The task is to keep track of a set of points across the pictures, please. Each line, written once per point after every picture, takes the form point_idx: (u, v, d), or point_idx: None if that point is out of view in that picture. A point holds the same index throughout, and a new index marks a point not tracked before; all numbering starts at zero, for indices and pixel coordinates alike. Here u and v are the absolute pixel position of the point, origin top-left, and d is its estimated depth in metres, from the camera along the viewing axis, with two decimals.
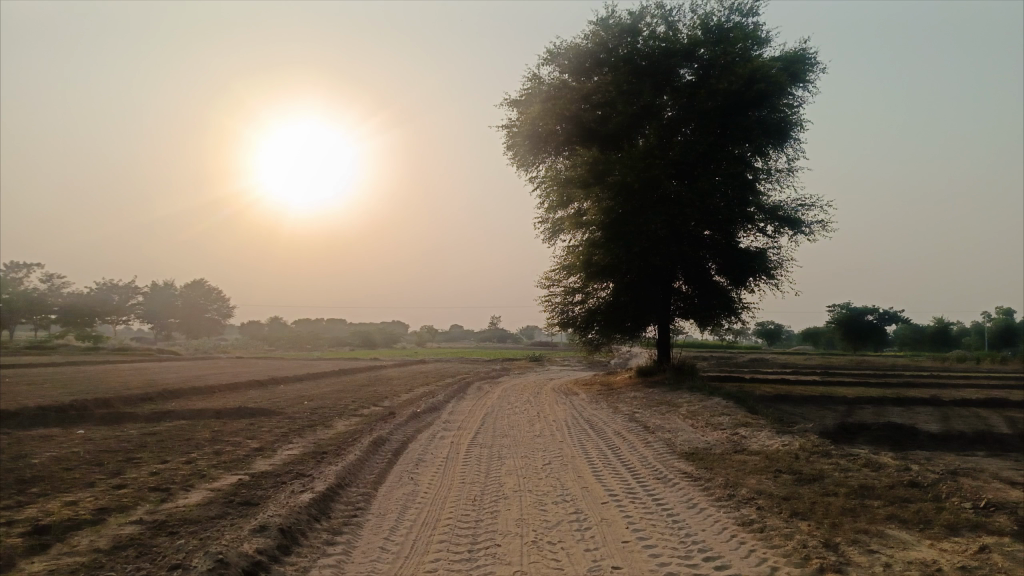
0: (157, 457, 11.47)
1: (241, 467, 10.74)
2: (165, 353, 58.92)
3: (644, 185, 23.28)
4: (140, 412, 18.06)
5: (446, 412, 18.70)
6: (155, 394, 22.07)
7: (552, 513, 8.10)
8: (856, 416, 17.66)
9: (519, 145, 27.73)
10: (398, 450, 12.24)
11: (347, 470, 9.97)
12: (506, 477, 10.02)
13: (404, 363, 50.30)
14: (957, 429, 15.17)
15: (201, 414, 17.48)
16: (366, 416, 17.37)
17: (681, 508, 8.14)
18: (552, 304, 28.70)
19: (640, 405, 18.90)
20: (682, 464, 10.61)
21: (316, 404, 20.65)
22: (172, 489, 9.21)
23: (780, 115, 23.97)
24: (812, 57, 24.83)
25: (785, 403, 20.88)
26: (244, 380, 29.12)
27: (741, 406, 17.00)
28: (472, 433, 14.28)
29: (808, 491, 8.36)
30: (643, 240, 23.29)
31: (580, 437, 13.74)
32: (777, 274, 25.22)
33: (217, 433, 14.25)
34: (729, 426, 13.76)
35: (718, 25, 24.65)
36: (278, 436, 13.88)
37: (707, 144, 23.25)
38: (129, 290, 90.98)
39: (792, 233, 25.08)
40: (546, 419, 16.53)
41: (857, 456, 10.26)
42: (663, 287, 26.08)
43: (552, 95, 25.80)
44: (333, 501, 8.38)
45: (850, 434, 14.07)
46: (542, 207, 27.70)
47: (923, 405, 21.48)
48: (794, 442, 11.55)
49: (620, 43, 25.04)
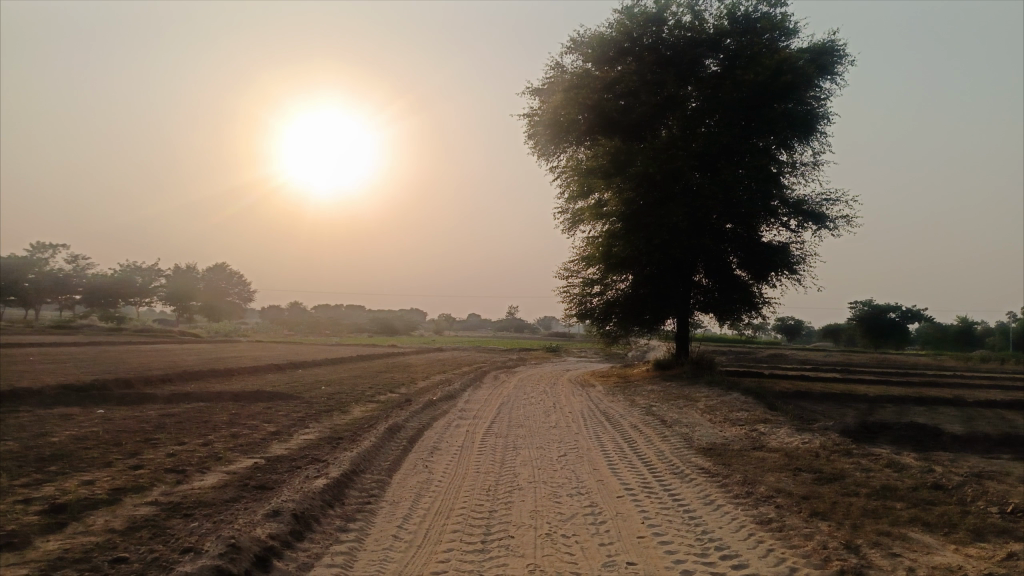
0: (174, 439, 11.55)
1: (257, 450, 10.77)
2: (186, 335, 59.63)
3: (666, 177, 23.02)
4: (159, 393, 18.23)
5: (462, 401, 18.71)
6: (175, 375, 22.31)
7: (567, 505, 8.02)
8: (877, 415, 17.40)
9: (541, 134, 27.57)
10: (414, 437, 12.22)
11: (362, 456, 9.96)
12: (522, 467, 9.96)
13: (422, 350, 50.44)
14: (982, 431, 14.89)
15: (219, 397, 17.62)
16: (383, 402, 17.40)
17: (698, 505, 8.03)
18: (571, 295, 28.56)
19: (657, 398, 18.76)
20: (699, 460, 10.48)
21: (333, 389, 20.73)
22: (189, 471, 9.25)
23: (806, 107, 23.56)
24: (840, 49, 24.34)
25: (805, 400, 20.64)
26: (262, 364, 29.33)
27: (760, 402, 16.82)
28: (487, 422, 14.24)
29: (830, 491, 8.21)
30: (664, 233, 23.07)
31: (596, 429, 13.65)
32: (799, 270, 24.90)
33: (235, 415, 14.34)
34: (747, 421, 13.60)
35: (745, 15, 24.22)
36: (295, 420, 13.93)
37: (731, 136, 22.91)
38: (152, 271, 92.06)
39: (816, 228, 24.73)
40: (562, 410, 16.47)
41: (879, 456, 10.07)
42: (683, 281, 25.84)
43: (574, 84, 25.54)
44: (348, 487, 8.36)
45: (871, 433, 13.86)
46: (562, 197, 27.54)
47: (946, 405, 21.15)
48: (814, 440, 11.38)
49: (645, 32, 24.68)
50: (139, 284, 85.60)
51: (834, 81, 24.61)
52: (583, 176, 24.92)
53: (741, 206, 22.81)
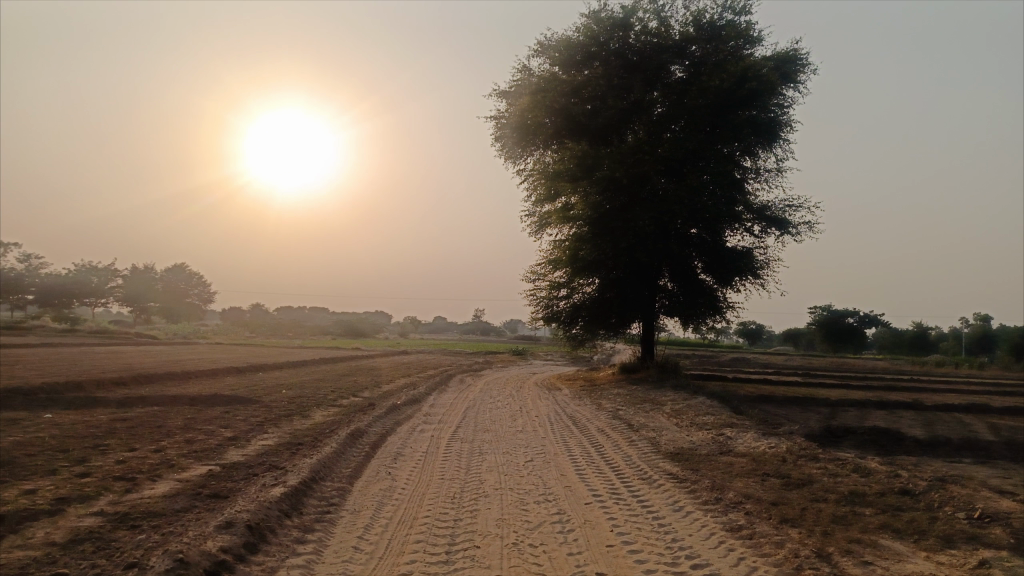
0: (125, 445, 11.07)
1: (212, 457, 10.35)
2: (143, 336, 58.22)
3: (633, 181, 23.01)
4: (113, 397, 17.57)
5: (427, 405, 18.40)
6: (129, 378, 21.60)
7: (534, 513, 7.81)
8: (840, 419, 17.57)
9: (508, 137, 27.40)
10: (377, 443, 11.90)
11: (322, 463, 9.62)
12: (487, 474, 9.73)
13: (385, 354, 49.90)
14: (943, 435, 15.09)
15: (175, 400, 17.06)
16: (346, 407, 17.01)
17: (667, 511, 7.88)
18: (537, 298, 28.41)
19: (624, 402, 18.69)
20: (667, 465, 10.36)
21: (295, 393, 20.27)
22: (139, 479, 8.83)
23: (770, 114, 23.76)
24: (803, 57, 24.60)
25: (769, 403, 20.78)
26: (222, 367, 28.65)
27: (725, 405, 16.85)
28: (453, 427, 13.99)
29: (798, 497, 8.14)
30: (630, 236, 23.06)
31: (563, 433, 13.48)
32: (763, 274, 25.09)
33: (191, 420, 13.86)
34: (714, 426, 13.56)
35: (711, 23, 24.32)
36: (253, 425, 13.50)
37: (697, 142, 22.98)
38: (108, 272, 89.68)
39: (779, 234, 24.94)
40: (528, 415, 16.28)
41: (846, 461, 10.07)
42: (649, 285, 25.87)
43: (541, 87, 25.40)
44: (306, 496, 8.03)
45: (836, 437, 13.94)
46: (529, 200, 27.39)
47: (906, 409, 21.48)
48: (781, 444, 11.36)
49: (612, 37, 24.68)
50: (94, 285, 83.23)
51: (797, 89, 24.85)
52: (550, 180, 24.81)
53: (707, 211, 22.91)
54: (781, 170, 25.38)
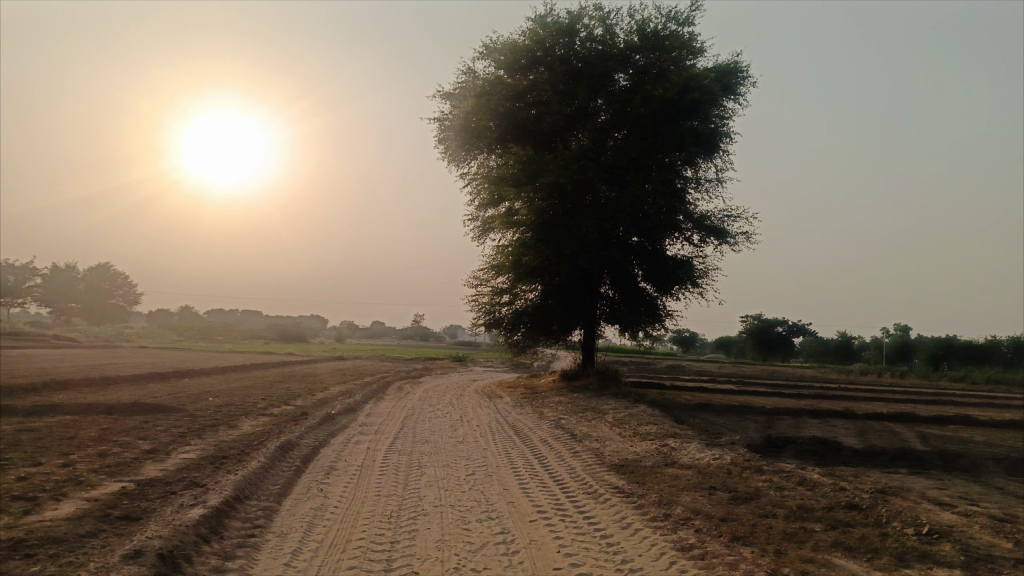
0: (29, 459, 10.11)
1: (126, 473, 9.54)
2: (60, 338, 55.19)
3: (577, 187, 22.84)
4: (20, 404, 16.27)
5: (363, 414, 17.72)
6: (41, 384, 20.17)
7: (477, 533, 7.38)
8: (778, 428, 17.71)
9: (452, 140, 26.95)
10: (308, 457, 11.24)
11: (247, 479, 8.94)
12: (426, 489, 9.24)
13: (322, 359, 48.80)
14: (878, 444, 15.31)
15: (91, 409, 15.91)
16: (277, 416, 16.18)
17: (615, 529, 7.56)
18: (479, 303, 27.97)
19: (566, 411, 18.40)
20: (612, 478, 10.06)
21: (222, 401, 19.24)
22: (41, 498, 7.99)
23: (711, 125, 24.00)
24: (744, 70, 24.97)
25: (708, 412, 20.86)
26: (145, 372, 27.22)
27: (667, 414, 16.74)
28: (390, 438, 13.42)
29: (747, 513, 7.94)
30: (574, 243, 22.86)
31: (505, 444, 13.08)
32: (702, 283, 25.27)
33: (106, 431, 12.88)
34: (657, 436, 13.37)
35: (655, 32, 24.41)
36: (175, 437, 12.62)
37: (640, 150, 22.98)
38: (27, 270, 85.07)
39: (718, 243, 25.17)
40: (469, 424, 15.81)
41: (790, 474, 9.99)
42: (590, 292, 25.76)
43: (485, 91, 25.03)
44: (229, 517, 7.40)
45: (777, 447, 13.96)
46: (472, 204, 26.99)
47: (839, 418, 21.89)
48: (725, 455, 11.22)
49: (557, 43, 24.56)
50: (11, 284, 78.75)
51: (738, 101, 25.15)
52: (494, 184, 24.42)
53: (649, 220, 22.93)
54: (721, 181, 25.65)
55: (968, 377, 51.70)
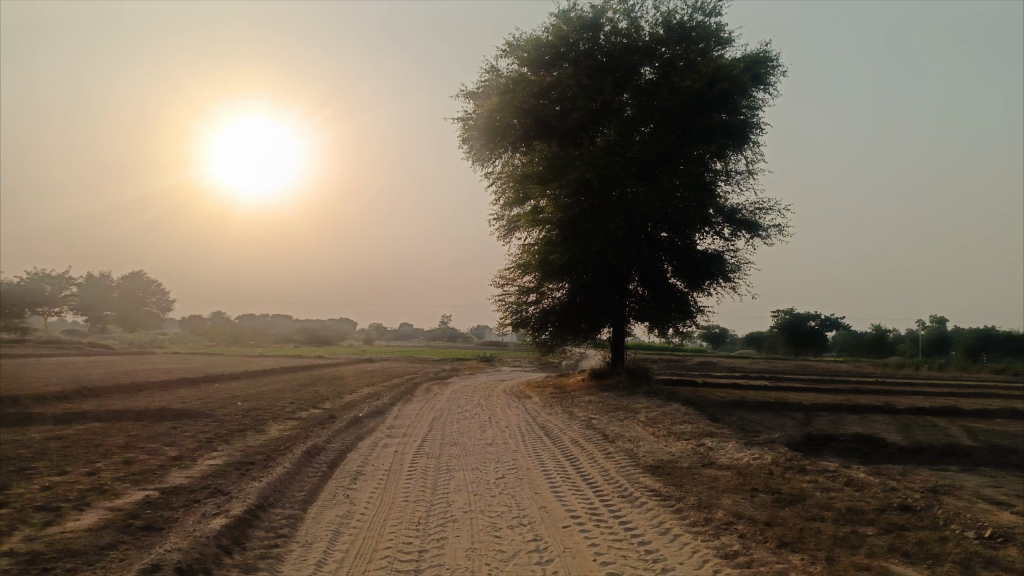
0: (54, 468, 10.01)
1: (152, 480, 9.39)
2: (95, 346, 55.98)
3: (603, 183, 22.44)
4: (52, 412, 16.33)
5: (392, 416, 17.52)
6: (72, 392, 20.30)
7: (508, 541, 7.06)
8: (816, 425, 17.12)
9: (476, 139, 26.69)
10: (335, 462, 11.01)
11: (272, 487, 8.73)
12: (454, 494, 8.95)
13: (349, 362, 48.85)
14: (924, 441, 14.69)
15: (120, 416, 15.87)
16: (305, 420, 16.02)
17: (653, 535, 7.19)
18: (506, 303, 27.67)
19: (597, 411, 18.01)
20: (648, 480, 9.67)
21: (251, 405, 19.16)
22: (64, 508, 7.85)
23: (741, 117, 23.42)
24: (773, 59, 24.35)
25: (743, 410, 20.32)
26: (174, 378, 27.34)
27: (701, 413, 16.27)
28: (419, 441, 13.18)
29: (792, 516, 7.52)
30: (601, 239, 22.47)
31: (535, 446, 12.73)
32: (733, 278, 24.68)
33: (134, 438, 12.79)
34: (692, 435, 12.92)
35: (681, 24, 23.91)
36: (202, 443, 12.48)
37: (668, 143, 22.49)
38: (62, 280, 86.70)
39: (749, 237, 24.58)
40: (498, 425, 15.51)
41: (836, 474, 9.52)
42: (619, 290, 25.33)
43: (509, 88, 24.74)
44: (252, 526, 7.18)
45: (818, 445, 13.45)
46: (497, 204, 26.71)
47: (879, 414, 21.21)
48: (765, 455, 10.78)
49: (580, 37, 24.15)
50: (48, 294, 79.89)
51: (768, 91, 24.57)
52: (519, 182, 24.08)
53: (678, 214, 22.45)
54: (752, 173, 25.06)
55: (1010, 369, 50.20)
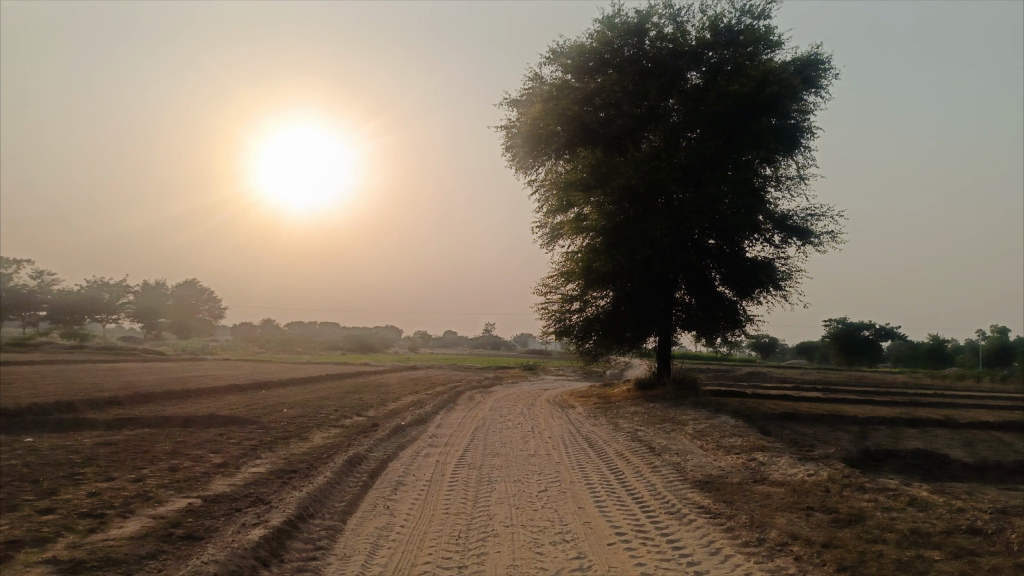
0: (102, 474, 10.12)
1: (195, 488, 9.42)
2: (150, 352, 57.47)
3: (649, 189, 22.08)
4: (104, 417, 16.67)
5: (434, 425, 17.43)
6: (124, 397, 20.74)
7: (550, 558, 6.82)
8: (873, 440, 16.43)
9: (519, 147, 26.59)
10: (376, 471, 10.90)
11: (313, 496, 8.65)
12: (496, 507, 8.74)
13: (393, 369, 49.15)
14: (991, 458, 13.94)
15: (169, 422, 16.11)
16: (348, 428, 16.02)
17: (703, 555, 6.86)
18: (549, 311, 27.44)
19: (642, 422, 17.60)
20: (696, 496, 9.31)
21: (296, 412, 19.28)
22: (108, 515, 7.90)
23: (791, 121, 22.81)
24: (825, 61, 23.67)
25: (795, 422, 19.66)
26: (223, 384, 27.78)
27: (751, 425, 15.76)
28: (461, 450, 13.04)
29: (852, 538, 7.10)
30: (646, 246, 22.09)
31: (579, 458, 12.46)
32: (784, 286, 24.00)
33: (180, 444, 12.93)
34: (743, 449, 12.48)
35: (728, 27, 23.45)
36: (247, 450, 12.55)
37: (716, 148, 22.02)
38: (120, 288, 89.51)
39: (801, 243, 23.89)
40: (541, 436, 15.27)
41: (898, 492, 9.04)
42: (665, 298, 24.87)
43: (553, 95, 24.60)
44: (290, 538, 7.08)
45: (876, 460, 12.84)
46: (540, 211, 26.54)
47: (940, 428, 20.29)
48: (821, 471, 10.32)
49: (625, 43, 23.87)
50: (107, 301, 82.44)
51: (820, 95, 23.89)
52: (563, 190, 23.88)
53: (727, 220, 21.95)
54: (803, 178, 24.38)
55: None
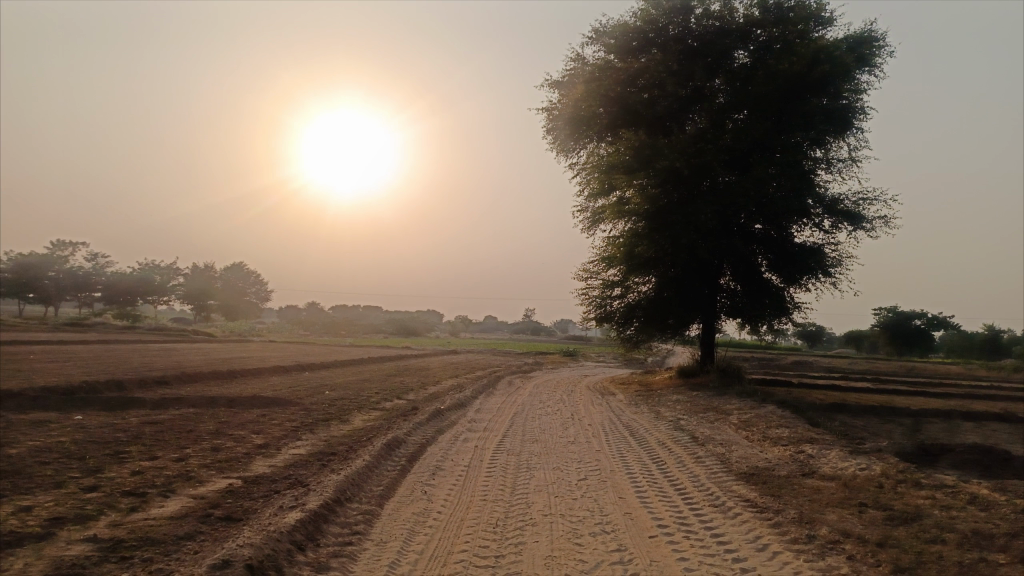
0: (146, 453, 10.25)
1: (235, 469, 9.47)
2: (198, 333, 58.76)
3: (694, 172, 21.55)
4: (151, 396, 16.99)
5: (473, 410, 17.36)
6: (171, 377, 21.14)
7: (590, 550, 6.62)
8: (927, 433, 15.83)
9: (561, 130, 26.23)
10: (414, 455, 10.83)
11: (351, 480, 8.60)
12: (534, 495, 8.58)
13: (434, 353, 49.37)
14: None
15: (212, 402, 16.34)
16: (388, 411, 16.03)
17: (750, 552, 6.58)
18: (590, 297, 27.15)
19: (685, 411, 17.25)
20: (742, 489, 9.00)
21: (336, 394, 19.41)
22: (150, 494, 7.96)
23: (843, 101, 21.98)
24: (880, 39, 22.73)
25: (844, 414, 19.08)
26: (267, 366, 28.17)
27: (798, 416, 15.31)
28: (499, 436, 12.93)
29: (908, 537, 6.75)
30: (690, 231, 21.59)
31: (620, 446, 12.22)
32: (834, 273, 23.27)
33: (223, 425, 13.08)
34: (790, 441, 12.10)
35: (778, 4, 22.66)
36: (287, 431, 12.63)
37: (765, 130, 21.34)
38: (170, 270, 91.86)
39: (852, 229, 23.11)
40: (581, 423, 15.08)
41: (957, 489, 8.60)
42: (709, 284, 24.34)
43: (595, 77, 24.17)
44: (327, 522, 7.02)
45: (931, 454, 12.32)
46: (582, 195, 26.18)
47: (998, 422, 19.46)
48: (873, 465, 9.91)
49: (671, 22, 23.27)
50: (157, 283, 84.61)
51: (874, 74, 22.97)
52: (605, 173, 23.49)
53: (774, 204, 21.33)
54: (855, 161, 23.54)
55: None
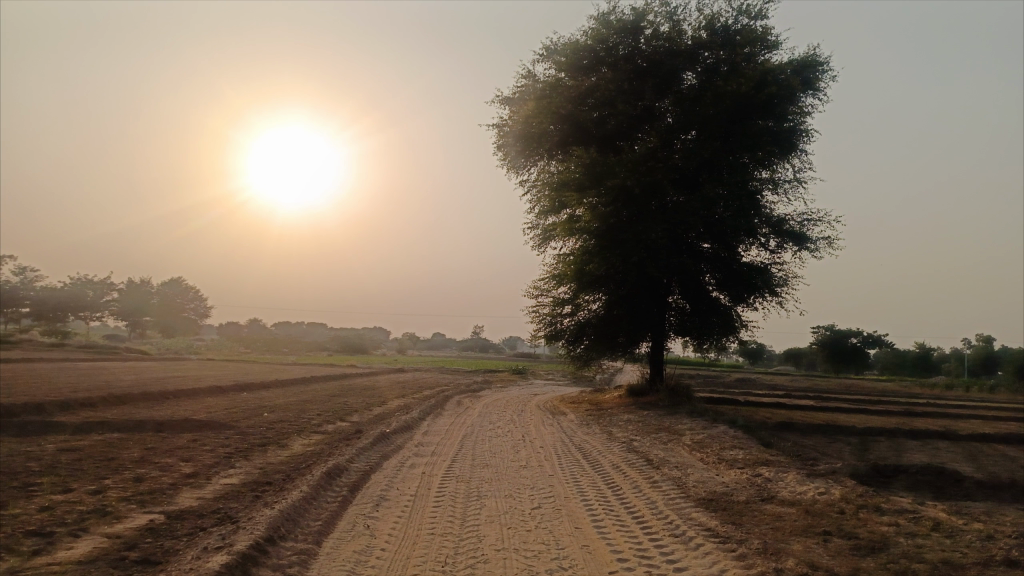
0: (59, 485, 9.33)
1: (159, 502, 8.67)
2: (133, 351, 56.26)
3: (644, 191, 21.48)
4: (73, 420, 15.78)
5: (420, 432, 16.70)
6: (98, 399, 19.81)
7: None
8: (876, 453, 15.85)
9: (512, 146, 25.88)
10: (357, 485, 10.17)
11: (286, 515, 7.92)
12: (486, 528, 8.02)
13: (382, 371, 48.11)
14: (999, 473, 13.35)
15: (140, 427, 15.26)
16: (330, 435, 15.25)
17: None
18: (540, 314, 26.77)
19: (637, 432, 16.91)
20: (702, 516, 8.64)
21: (277, 416, 18.46)
22: (57, 534, 7.14)
23: (789, 124, 22.25)
24: (823, 63, 23.11)
25: (793, 433, 19.08)
26: (203, 385, 26.85)
27: (750, 436, 15.13)
28: (448, 461, 12.36)
29: (878, 569, 6.46)
30: (641, 249, 21.45)
31: (574, 471, 11.77)
32: (780, 291, 23.42)
33: (151, 451, 12.15)
34: (745, 463, 11.85)
35: (725, 27, 22.92)
36: (220, 458, 11.78)
37: (713, 150, 21.41)
38: (104, 285, 88.18)
39: (797, 248, 23.33)
40: (533, 445, 14.58)
41: (918, 515, 8.42)
42: (659, 302, 24.23)
43: (546, 94, 24.00)
44: (256, 565, 6.34)
45: (885, 475, 12.23)
46: (533, 212, 25.88)
47: (940, 440, 19.75)
48: (831, 489, 9.70)
49: (621, 42, 23.23)
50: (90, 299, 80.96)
51: (818, 97, 23.35)
52: (556, 190, 23.25)
53: (723, 224, 21.40)
54: (800, 182, 23.85)
55: None
